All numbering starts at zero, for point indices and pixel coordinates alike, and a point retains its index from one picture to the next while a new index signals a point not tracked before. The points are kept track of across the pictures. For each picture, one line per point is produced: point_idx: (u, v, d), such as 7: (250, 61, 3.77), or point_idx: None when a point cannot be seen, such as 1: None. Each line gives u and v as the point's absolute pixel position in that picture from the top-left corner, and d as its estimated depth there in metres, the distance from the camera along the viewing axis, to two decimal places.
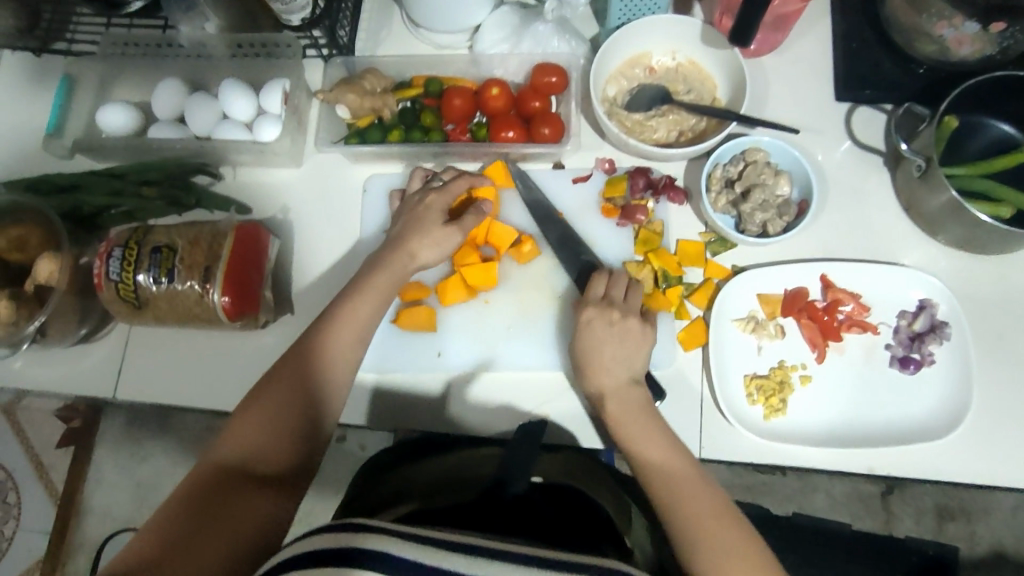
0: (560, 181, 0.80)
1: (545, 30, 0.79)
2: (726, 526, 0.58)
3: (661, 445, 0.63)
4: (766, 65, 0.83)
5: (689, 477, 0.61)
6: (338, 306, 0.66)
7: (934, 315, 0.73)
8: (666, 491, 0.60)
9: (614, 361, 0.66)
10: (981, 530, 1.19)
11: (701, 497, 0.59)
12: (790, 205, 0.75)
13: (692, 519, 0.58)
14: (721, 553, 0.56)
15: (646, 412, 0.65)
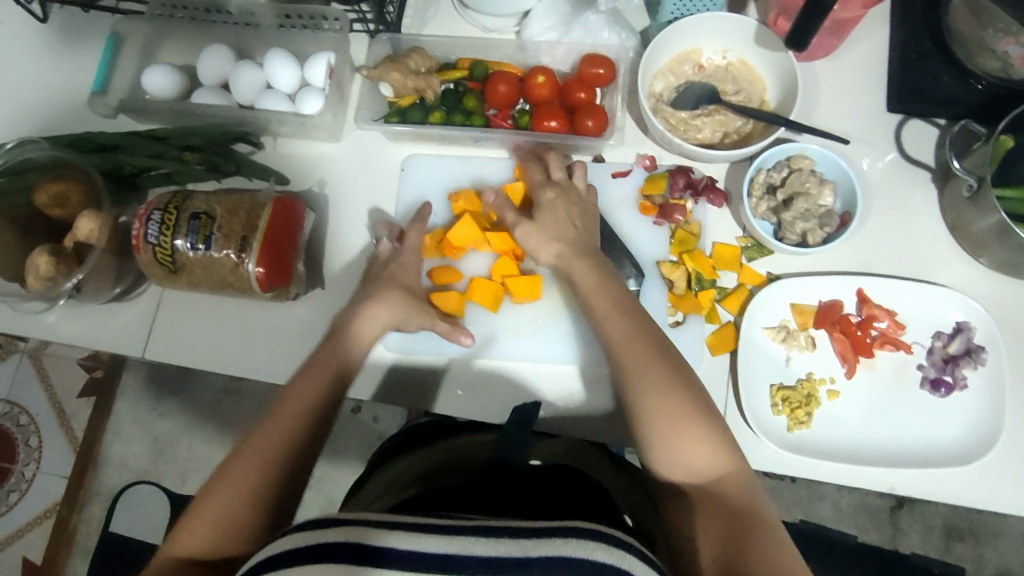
0: (599, 174, 0.79)
1: (596, 21, 0.78)
2: (664, 369, 0.61)
3: (606, 290, 0.66)
4: (818, 70, 0.81)
5: (626, 315, 0.64)
6: (297, 388, 0.64)
7: (971, 338, 0.72)
8: (610, 332, 0.64)
9: (553, 230, 0.69)
10: (988, 553, 1.18)
11: (641, 338, 0.63)
12: (832, 216, 0.73)
13: (629, 356, 0.62)
14: (667, 411, 0.59)
15: (595, 264, 0.67)
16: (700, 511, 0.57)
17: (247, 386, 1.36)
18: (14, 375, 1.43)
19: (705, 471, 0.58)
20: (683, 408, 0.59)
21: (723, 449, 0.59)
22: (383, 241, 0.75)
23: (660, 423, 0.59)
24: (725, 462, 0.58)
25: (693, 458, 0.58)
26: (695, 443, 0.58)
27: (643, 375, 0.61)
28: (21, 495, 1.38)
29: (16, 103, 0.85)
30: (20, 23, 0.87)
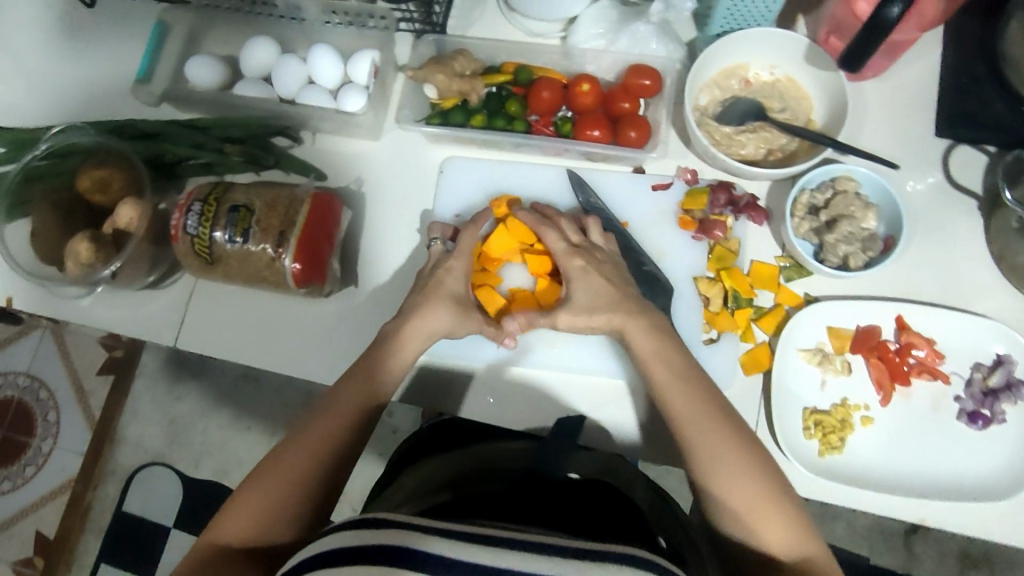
0: (639, 186, 0.78)
1: (645, 31, 0.77)
2: (741, 450, 0.59)
3: (676, 368, 0.63)
4: (867, 90, 0.79)
5: (694, 387, 0.62)
6: (341, 390, 0.65)
7: (1011, 372, 0.71)
8: (680, 412, 0.61)
9: (601, 296, 0.67)
10: None
11: (716, 421, 0.60)
12: (875, 240, 0.72)
13: (705, 440, 0.59)
14: (746, 485, 0.57)
15: (656, 341, 0.65)
16: None
17: (265, 374, 1.37)
18: (36, 349, 1.44)
19: (792, 553, 0.56)
20: (766, 495, 0.57)
21: (805, 531, 0.57)
22: (435, 243, 0.74)
23: (744, 510, 0.57)
24: (808, 543, 0.57)
25: (777, 542, 0.56)
26: (778, 528, 0.56)
27: (722, 457, 0.59)
28: (38, 469, 1.39)
29: (60, 85, 0.86)
30: (66, 6, 0.88)
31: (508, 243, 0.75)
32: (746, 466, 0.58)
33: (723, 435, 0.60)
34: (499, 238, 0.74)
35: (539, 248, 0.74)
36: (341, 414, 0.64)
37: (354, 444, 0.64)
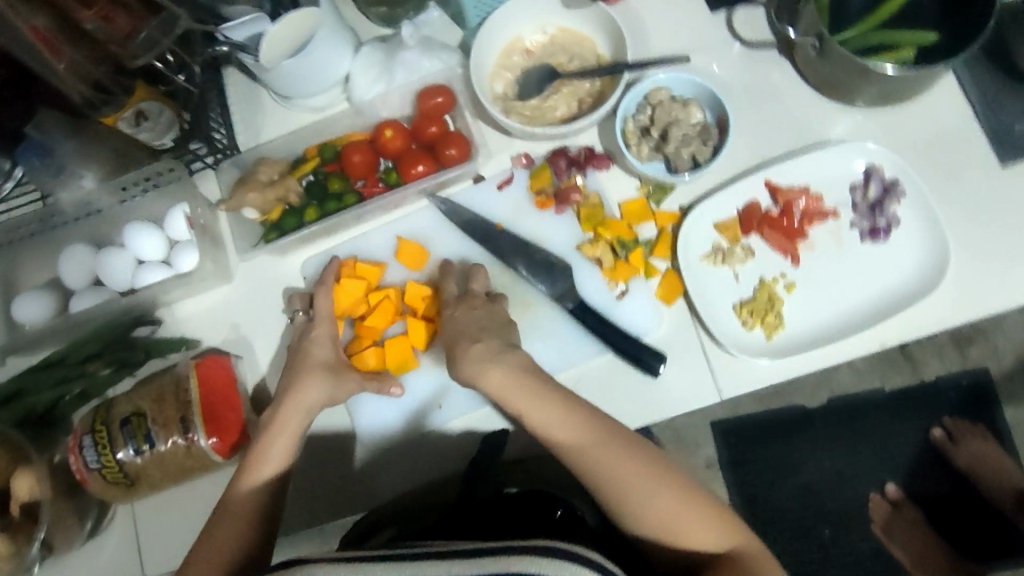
0: (487, 192, 0.77)
1: (413, 55, 0.77)
2: (643, 468, 0.60)
3: (568, 410, 0.62)
4: (634, 4, 0.81)
5: (578, 420, 0.62)
6: (237, 483, 0.65)
7: (883, 178, 0.73)
8: (591, 452, 0.60)
9: (474, 341, 0.66)
10: (999, 343, 1.19)
11: (625, 446, 0.61)
12: (710, 128, 0.74)
13: (620, 470, 0.59)
14: (658, 500, 0.59)
15: (532, 384, 0.63)
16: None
17: None
18: None
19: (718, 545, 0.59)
20: (686, 502, 0.59)
21: (722, 515, 0.60)
22: (298, 313, 0.74)
23: (671, 519, 0.59)
24: (728, 525, 0.60)
25: (704, 537, 0.59)
26: (701, 525, 0.59)
27: (641, 480, 0.59)
28: None
29: None
30: None
31: (355, 294, 0.74)
32: (653, 479, 0.60)
33: (626, 464, 0.60)
34: (344, 290, 0.74)
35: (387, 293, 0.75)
36: (229, 526, 0.62)
37: (265, 535, 0.63)
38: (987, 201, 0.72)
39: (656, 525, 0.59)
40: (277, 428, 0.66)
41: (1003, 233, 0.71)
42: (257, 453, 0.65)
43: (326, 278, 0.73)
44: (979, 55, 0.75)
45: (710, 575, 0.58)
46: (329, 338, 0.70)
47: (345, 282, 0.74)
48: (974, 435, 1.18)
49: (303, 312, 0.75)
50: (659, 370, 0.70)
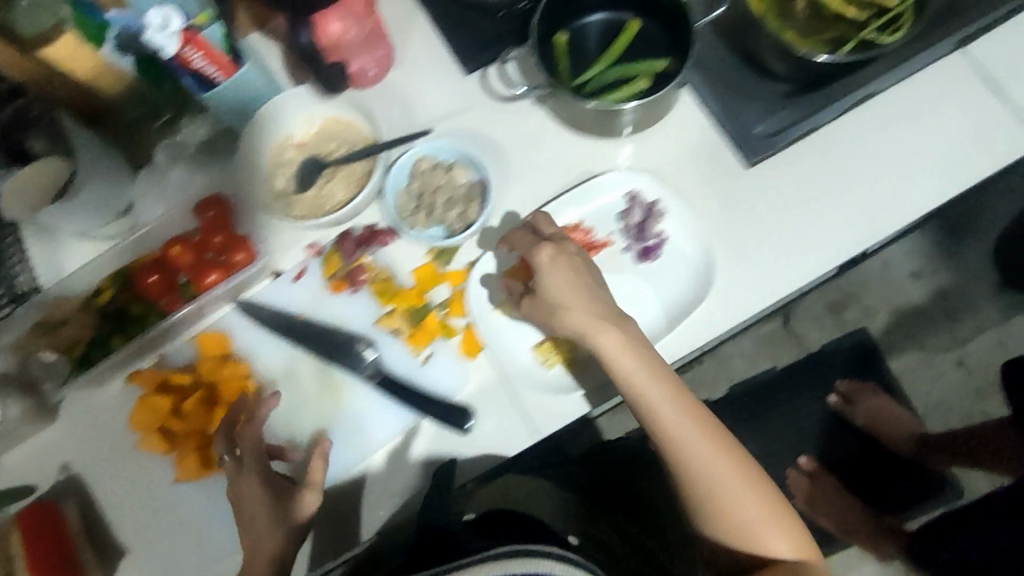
0: (285, 286, 0.79)
1: (181, 176, 0.81)
2: (737, 463, 0.71)
3: (689, 410, 0.72)
4: (397, 82, 0.86)
5: (690, 411, 0.71)
6: (279, 513, 0.68)
7: (645, 201, 0.78)
8: (691, 454, 0.70)
9: (570, 303, 0.70)
10: (868, 303, 1.45)
11: (725, 451, 0.71)
12: (475, 188, 0.78)
13: (720, 474, 0.70)
14: (747, 495, 0.70)
15: (654, 366, 0.70)
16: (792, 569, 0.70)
17: None
18: None
19: (789, 547, 0.71)
20: (761, 513, 0.71)
21: (785, 522, 0.72)
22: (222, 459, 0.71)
23: (752, 524, 0.71)
24: (789, 533, 0.72)
25: (769, 542, 0.71)
26: (771, 533, 0.71)
27: (728, 487, 0.70)
28: None
29: None
30: None
31: (159, 410, 0.74)
32: (752, 473, 0.72)
33: (729, 455, 0.71)
34: (145, 410, 0.74)
35: (196, 395, 0.74)
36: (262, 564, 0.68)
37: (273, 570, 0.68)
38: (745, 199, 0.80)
39: (738, 517, 0.70)
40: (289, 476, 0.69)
41: (765, 224, 0.79)
42: (277, 515, 0.68)
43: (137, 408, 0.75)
44: (730, 60, 0.83)
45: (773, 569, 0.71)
46: (252, 457, 0.69)
47: (148, 401, 0.74)
48: (867, 396, 1.30)
49: (228, 455, 0.71)
50: (468, 426, 0.73)
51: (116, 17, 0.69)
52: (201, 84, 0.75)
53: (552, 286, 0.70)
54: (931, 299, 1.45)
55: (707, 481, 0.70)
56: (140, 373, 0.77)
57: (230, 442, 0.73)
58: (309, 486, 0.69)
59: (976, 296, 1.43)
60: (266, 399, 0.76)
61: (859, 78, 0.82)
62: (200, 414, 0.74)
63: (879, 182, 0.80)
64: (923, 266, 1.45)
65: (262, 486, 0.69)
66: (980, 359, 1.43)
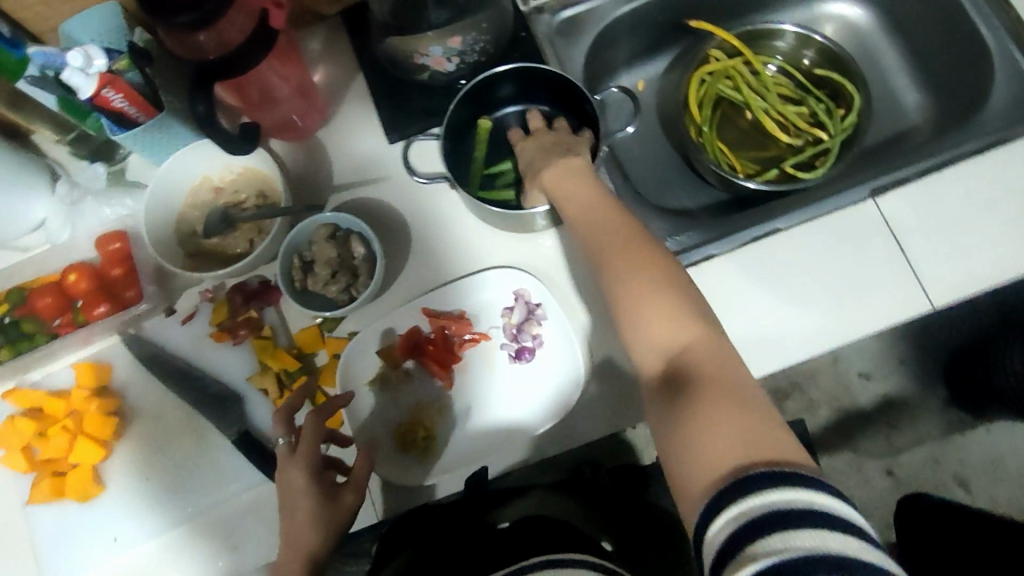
0: (171, 327, 0.81)
1: (91, 205, 0.82)
2: (639, 245, 0.62)
3: (604, 216, 0.66)
4: (322, 137, 0.86)
5: (605, 216, 0.66)
6: (292, 510, 0.66)
7: (528, 301, 0.80)
8: (615, 269, 0.61)
9: (537, 156, 0.75)
10: (814, 395, 1.34)
11: (645, 258, 0.61)
12: (367, 264, 0.78)
13: (615, 256, 0.62)
14: (629, 263, 0.61)
15: (585, 189, 0.69)
16: (684, 392, 0.53)
17: None
18: None
19: (689, 358, 0.55)
20: (665, 311, 0.58)
21: (700, 330, 0.56)
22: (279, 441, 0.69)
23: (655, 339, 0.57)
24: (695, 338, 0.56)
25: (665, 340, 0.57)
26: (669, 321, 0.57)
27: (632, 297, 0.59)
28: None
29: None
30: None
31: (23, 432, 0.77)
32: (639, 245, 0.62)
33: (621, 235, 0.64)
34: (10, 430, 0.77)
35: (65, 425, 0.77)
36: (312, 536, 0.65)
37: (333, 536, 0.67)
38: None
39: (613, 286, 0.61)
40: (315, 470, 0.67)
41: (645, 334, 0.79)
42: (324, 507, 0.66)
43: (10, 419, 0.78)
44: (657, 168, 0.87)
45: (667, 387, 0.55)
46: (315, 437, 0.68)
47: (15, 422, 0.77)
48: None
49: (287, 437, 0.69)
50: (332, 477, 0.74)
51: (36, 53, 0.69)
52: (119, 124, 0.76)
53: (529, 163, 0.77)
54: (877, 406, 1.32)
55: (609, 260, 0.63)
56: (15, 390, 0.79)
57: (84, 475, 0.76)
58: (348, 487, 0.69)
59: (919, 406, 1.31)
60: (131, 435, 0.79)
61: (762, 215, 0.84)
62: (62, 444, 0.76)
63: (767, 319, 0.80)
64: (874, 368, 1.32)
65: (316, 467, 0.67)
66: (915, 475, 1.29)
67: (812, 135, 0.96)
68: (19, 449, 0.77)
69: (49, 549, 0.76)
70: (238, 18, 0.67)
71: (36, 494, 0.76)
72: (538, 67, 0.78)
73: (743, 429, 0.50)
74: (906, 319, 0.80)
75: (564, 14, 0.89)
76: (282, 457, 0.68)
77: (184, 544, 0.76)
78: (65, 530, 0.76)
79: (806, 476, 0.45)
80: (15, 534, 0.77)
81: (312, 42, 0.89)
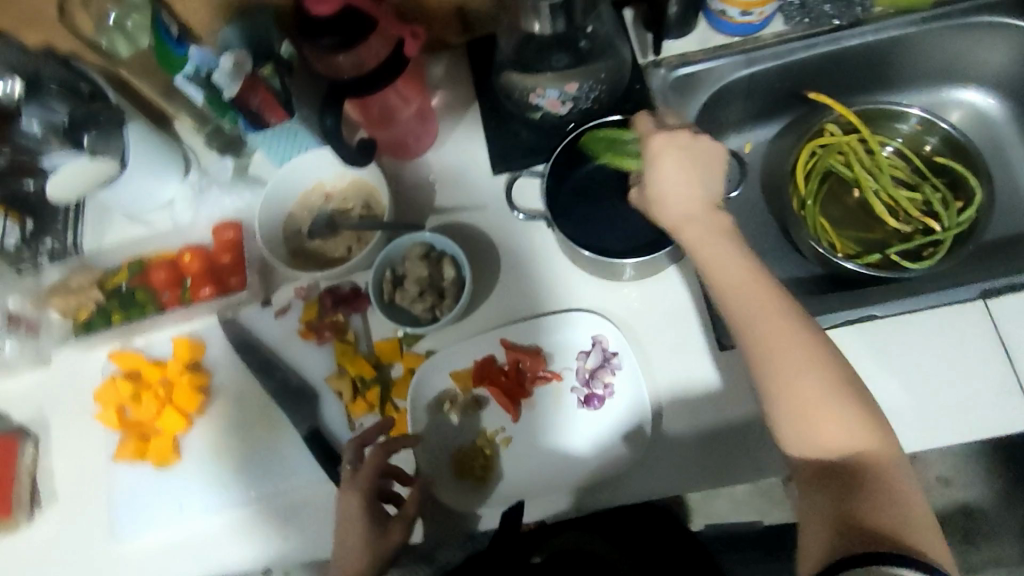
0: (265, 317, 0.86)
1: (217, 194, 0.89)
2: (806, 343, 0.61)
3: (762, 303, 0.63)
4: (430, 159, 0.90)
5: (768, 303, 0.63)
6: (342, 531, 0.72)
7: (605, 349, 0.79)
8: (778, 363, 0.60)
9: (676, 185, 0.68)
10: None
11: (812, 357, 0.60)
12: (454, 287, 0.81)
13: (776, 347, 0.61)
14: (794, 361, 0.60)
15: (738, 260, 0.65)
16: (857, 494, 0.55)
17: None
18: None
19: (853, 458, 0.57)
20: (834, 415, 0.58)
21: (871, 433, 0.58)
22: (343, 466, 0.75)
23: (817, 435, 0.58)
24: (863, 441, 0.57)
25: (832, 442, 0.58)
26: (840, 425, 0.58)
27: (806, 402, 0.59)
28: None
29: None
30: None
31: (123, 391, 0.83)
32: (800, 338, 0.61)
33: (785, 325, 0.61)
34: (111, 388, 0.84)
35: (159, 391, 0.83)
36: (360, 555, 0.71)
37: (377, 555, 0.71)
38: (709, 378, 0.76)
39: (772, 382, 0.60)
40: (365, 498, 0.73)
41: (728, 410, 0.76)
42: (369, 535, 0.71)
43: (112, 378, 0.85)
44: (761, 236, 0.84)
45: (837, 482, 0.56)
46: (374, 467, 0.73)
47: (117, 381, 0.84)
48: None
49: (349, 466, 0.75)
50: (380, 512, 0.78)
51: (194, 54, 0.76)
52: (253, 125, 0.82)
53: (656, 174, 0.68)
54: (953, 513, 1.21)
55: (768, 358, 0.61)
56: (120, 352, 0.86)
57: (166, 441, 0.82)
58: (397, 518, 0.73)
59: (1001, 524, 1.20)
60: (212, 414, 0.84)
61: (860, 298, 0.81)
62: (152, 409, 0.82)
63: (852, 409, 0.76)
64: (954, 473, 1.23)
65: (370, 497, 0.73)
66: None
67: (924, 225, 0.92)
68: (114, 406, 0.83)
69: (119, 506, 0.82)
70: (376, 43, 0.71)
71: (122, 451, 0.82)
72: (650, 120, 0.78)
73: (921, 535, 0.53)
74: (1002, 433, 0.74)
75: (681, 71, 0.89)
76: (345, 481, 0.74)
77: (241, 524, 0.79)
78: (138, 489, 0.82)
79: (908, 556, 0.50)
80: (95, 485, 0.84)
81: (435, 67, 0.93)
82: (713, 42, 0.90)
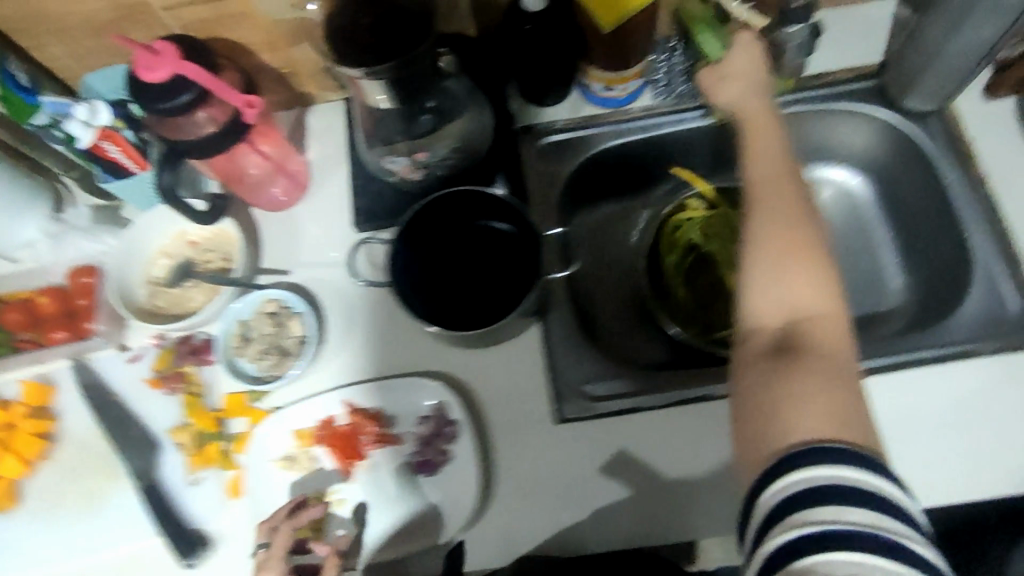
0: (118, 364, 0.86)
1: (76, 237, 0.89)
2: (799, 206, 0.64)
3: (779, 168, 0.67)
4: (297, 212, 0.90)
5: (782, 166, 0.67)
6: None
7: (445, 416, 0.78)
8: (767, 215, 0.63)
9: (739, 71, 0.78)
10: None
11: (801, 221, 0.62)
12: (301, 346, 0.83)
13: (778, 203, 0.64)
14: (786, 215, 0.63)
15: (770, 132, 0.71)
16: (805, 352, 0.55)
17: None
18: None
19: (809, 316, 0.58)
20: (809, 277, 0.59)
21: (837, 309, 0.58)
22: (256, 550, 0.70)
23: (789, 299, 0.59)
24: (826, 310, 0.58)
25: (794, 303, 0.58)
26: (810, 288, 0.59)
27: (783, 253, 0.60)
28: None
29: None
30: None
31: None
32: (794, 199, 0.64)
33: (787, 188, 0.65)
34: None
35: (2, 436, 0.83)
36: None
37: None
38: (542, 451, 0.77)
39: (759, 227, 0.63)
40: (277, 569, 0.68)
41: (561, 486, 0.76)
42: None
43: None
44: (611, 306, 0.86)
45: (788, 337, 0.57)
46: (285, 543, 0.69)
47: None
48: None
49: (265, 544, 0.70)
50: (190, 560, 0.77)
51: (47, 103, 0.76)
52: (113, 174, 0.82)
53: (738, 53, 0.79)
54: None
55: (767, 204, 0.64)
56: None
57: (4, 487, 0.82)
58: None
59: None
60: (56, 459, 0.84)
61: (709, 376, 0.80)
62: None
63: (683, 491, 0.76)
64: None
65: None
66: None
67: None
68: None
69: None
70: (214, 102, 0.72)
71: None
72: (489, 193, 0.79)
73: (848, 402, 0.53)
74: None
75: (548, 139, 0.90)
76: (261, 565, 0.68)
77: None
78: None
79: (865, 458, 0.49)
80: None
81: (313, 121, 0.94)
82: (583, 112, 0.92)
